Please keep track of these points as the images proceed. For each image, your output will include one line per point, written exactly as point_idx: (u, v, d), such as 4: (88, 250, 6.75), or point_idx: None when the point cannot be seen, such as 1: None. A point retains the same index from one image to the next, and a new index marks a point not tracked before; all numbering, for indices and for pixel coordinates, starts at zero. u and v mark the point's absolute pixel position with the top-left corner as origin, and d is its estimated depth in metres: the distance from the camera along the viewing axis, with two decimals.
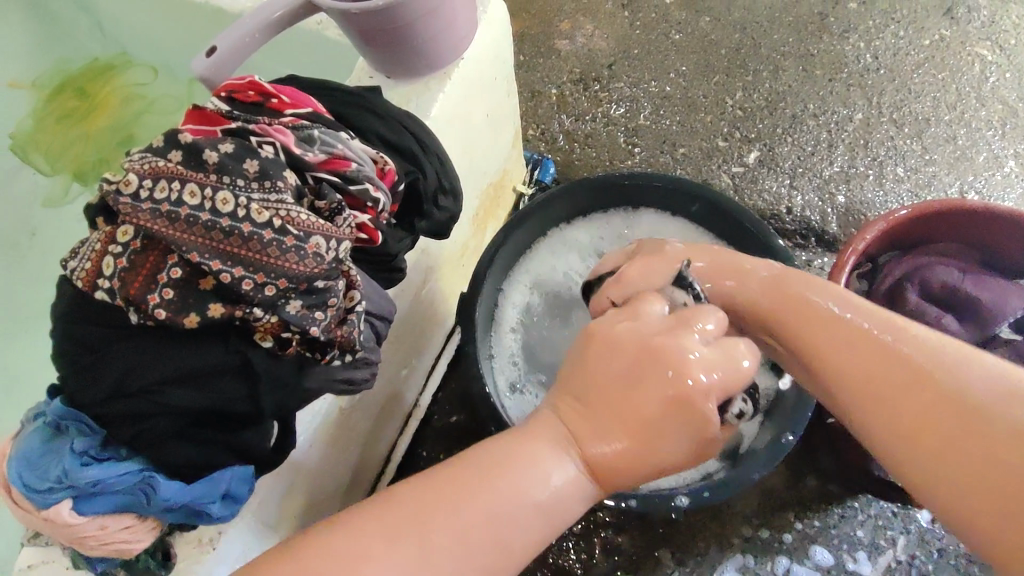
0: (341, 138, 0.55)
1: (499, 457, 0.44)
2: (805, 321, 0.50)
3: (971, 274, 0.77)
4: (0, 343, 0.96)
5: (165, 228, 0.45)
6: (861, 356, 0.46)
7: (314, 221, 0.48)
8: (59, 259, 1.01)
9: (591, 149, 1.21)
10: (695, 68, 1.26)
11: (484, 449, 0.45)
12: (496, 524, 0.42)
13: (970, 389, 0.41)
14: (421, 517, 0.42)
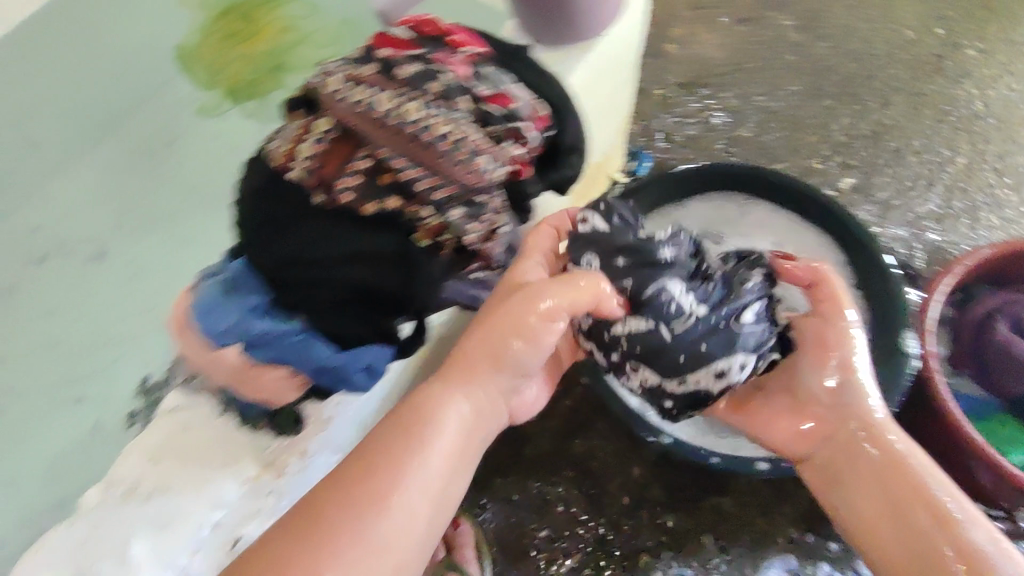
0: (506, 80, 0.59)
1: (409, 451, 0.53)
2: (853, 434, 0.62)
3: None
4: (124, 235, 1.03)
5: (361, 125, 0.51)
6: (873, 462, 0.60)
7: (483, 142, 0.53)
8: (182, 167, 1.06)
9: (688, 150, 1.24)
10: (803, 90, 1.29)
11: (384, 444, 0.53)
12: (418, 503, 0.52)
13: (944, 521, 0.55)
14: (354, 513, 0.50)
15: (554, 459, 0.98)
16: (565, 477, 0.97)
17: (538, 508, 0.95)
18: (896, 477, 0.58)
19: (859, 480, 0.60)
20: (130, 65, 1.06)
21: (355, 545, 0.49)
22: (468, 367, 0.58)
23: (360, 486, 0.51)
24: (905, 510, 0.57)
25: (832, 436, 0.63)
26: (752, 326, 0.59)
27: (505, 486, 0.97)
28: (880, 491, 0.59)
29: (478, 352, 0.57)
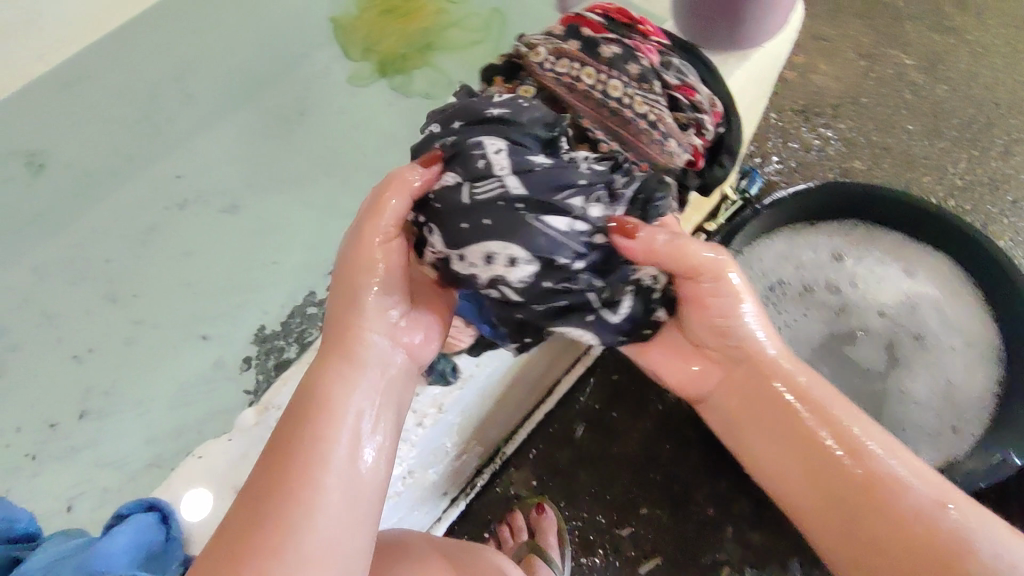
0: (691, 73, 0.61)
1: (309, 438, 0.49)
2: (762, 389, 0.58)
3: None
4: (250, 190, 1.06)
5: (565, 95, 0.54)
6: (807, 443, 0.54)
7: (674, 127, 0.55)
8: (310, 131, 1.10)
9: (799, 177, 1.23)
10: (922, 129, 1.27)
11: (288, 438, 0.49)
12: (352, 472, 0.49)
13: (906, 501, 0.49)
14: (280, 504, 0.46)
15: (642, 461, 0.97)
16: (653, 480, 0.96)
17: (622, 506, 0.95)
18: (836, 461, 0.52)
19: (824, 471, 0.52)
20: (278, 31, 1.12)
21: (289, 532, 0.45)
22: (350, 332, 0.54)
23: (275, 483, 0.47)
24: (865, 491, 0.50)
25: (745, 404, 0.58)
26: (552, 224, 0.47)
27: (591, 479, 0.97)
28: (804, 443, 0.54)
29: (358, 321, 0.54)
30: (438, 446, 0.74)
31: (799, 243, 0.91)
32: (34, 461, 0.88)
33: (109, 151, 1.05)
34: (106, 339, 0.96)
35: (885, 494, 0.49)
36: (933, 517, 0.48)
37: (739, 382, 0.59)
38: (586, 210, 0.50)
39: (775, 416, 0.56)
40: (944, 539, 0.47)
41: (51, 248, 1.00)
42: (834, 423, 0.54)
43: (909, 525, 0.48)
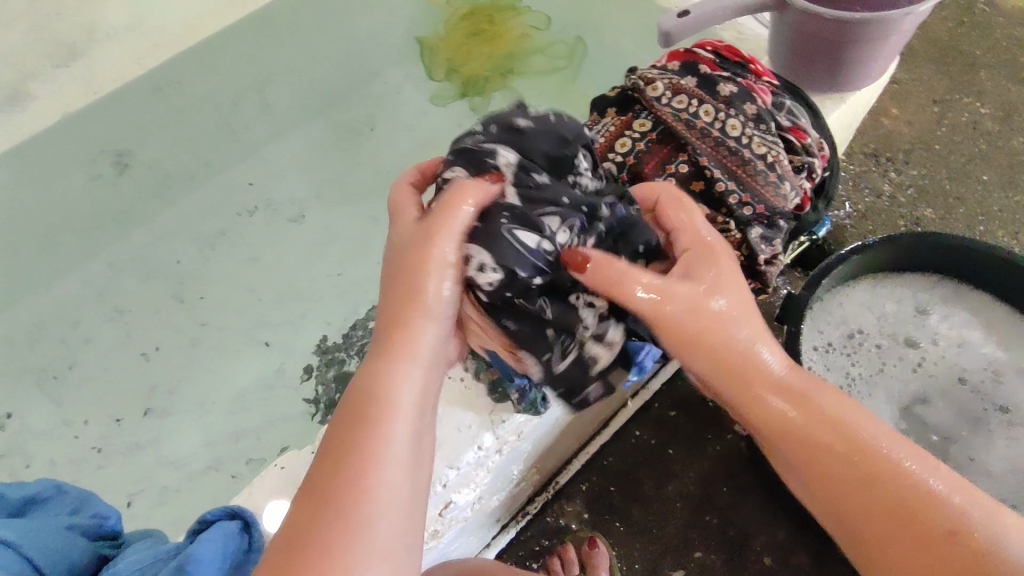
0: (800, 116, 0.61)
1: (361, 450, 0.44)
2: (758, 416, 0.50)
3: None
4: (319, 200, 1.07)
5: (683, 130, 0.54)
6: (824, 471, 0.47)
7: (790, 170, 0.54)
8: (381, 144, 1.10)
9: (868, 221, 1.21)
10: (998, 180, 1.24)
11: (334, 456, 0.44)
12: (400, 488, 0.44)
13: (955, 527, 0.43)
14: (329, 530, 0.41)
15: (698, 501, 0.94)
16: (708, 522, 0.93)
17: (675, 547, 0.92)
18: (872, 486, 0.45)
19: (847, 495, 0.46)
20: (358, 47, 1.14)
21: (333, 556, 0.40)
22: (392, 326, 0.48)
23: (320, 505, 0.43)
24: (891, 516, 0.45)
25: (768, 434, 0.49)
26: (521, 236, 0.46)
27: (644, 517, 0.94)
28: (834, 462, 0.47)
29: (407, 319, 0.48)
30: (507, 473, 0.72)
31: (881, 294, 0.84)
32: (99, 454, 0.89)
33: (187, 156, 1.07)
34: (173, 338, 0.97)
35: (930, 520, 0.43)
36: (979, 546, 0.42)
37: (742, 402, 0.50)
38: (556, 233, 0.47)
39: (788, 437, 0.49)
40: (995, 564, 0.41)
41: (127, 245, 1.03)
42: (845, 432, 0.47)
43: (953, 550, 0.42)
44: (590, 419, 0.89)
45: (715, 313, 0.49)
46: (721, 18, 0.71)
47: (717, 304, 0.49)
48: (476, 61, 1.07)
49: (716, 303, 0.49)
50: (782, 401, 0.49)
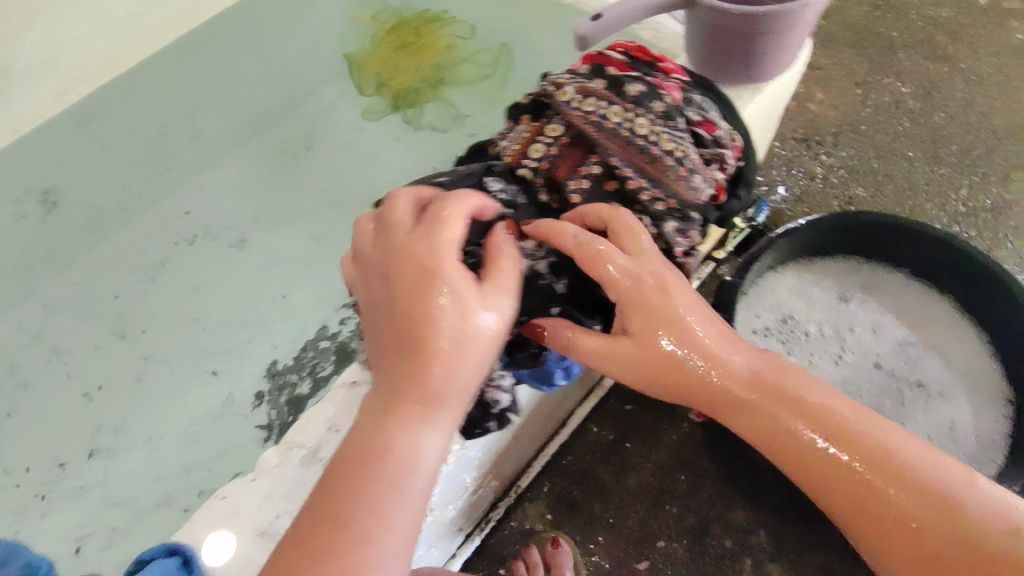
0: (711, 110, 0.62)
1: (377, 479, 0.43)
2: (776, 410, 0.50)
3: None
4: (258, 223, 1.06)
5: (594, 132, 0.55)
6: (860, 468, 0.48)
7: (699, 164, 0.55)
8: (316, 162, 1.09)
9: (803, 204, 1.25)
10: (923, 155, 1.30)
11: (328, 493, 0.44)
12: (413, 518, 0.44)
13: (984, 524, 0.45)
14: (318, 562, 0.42)
15: (657, 492, 0.96)
16: (668, 511, 0.94)
17: (637, 540, 0.93)
18: (904, 479, 0.47)
19: (850, 495, 0.48)
20: (288, 66, 1.13)
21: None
22: (406, 333, 0.46)
23: (308, 540, 0.43)
24: (894, 504, 0.47)
25: (792, 437, 0.49)
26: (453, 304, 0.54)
27: (606, 512, 0.95)
28: (863, 461, 0.48)
29: (425, 325, 0.45)
30: (460, 483, 0.72)
31: (801, 286, 0.87)
32: (45, 502, 0.86)
33: (118, 189, 1.05)
34: (115, 376, 0.95)
35: (964, 514, 0.46)
36: (1005, 540, 0.44)
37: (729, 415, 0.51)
38: None
39: (780, 443, 0.50)
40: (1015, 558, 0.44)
41: (61, 284, 1.00)
42: (828, 431, 0.49)
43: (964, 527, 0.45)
44: (545, 420, 0.90)
45: (699, 330, 0.50)
46: (633, 18, 0.72)
47: (698, 329, 0.50)
48: (405, 74, 1.08)
49: (699, 329, 0.50)
50: (811, 402, 0.49)
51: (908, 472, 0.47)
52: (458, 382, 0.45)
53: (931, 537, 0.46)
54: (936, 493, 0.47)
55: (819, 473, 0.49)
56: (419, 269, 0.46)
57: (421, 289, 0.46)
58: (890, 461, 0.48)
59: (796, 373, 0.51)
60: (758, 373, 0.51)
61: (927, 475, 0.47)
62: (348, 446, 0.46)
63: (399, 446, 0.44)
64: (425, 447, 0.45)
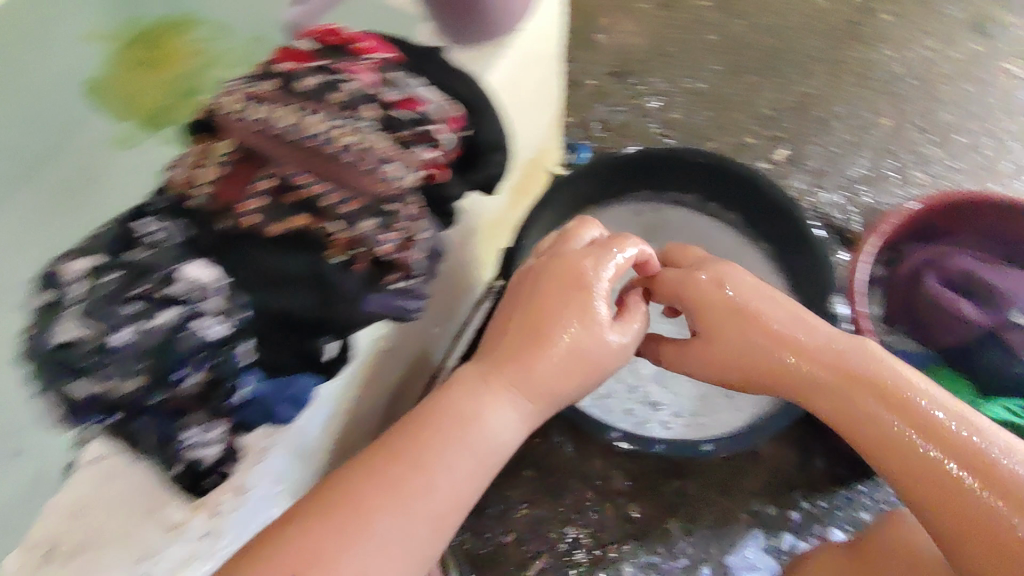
0: (415, 84, 0.59)
1: (406, 462, 0.60)
2: (835, 365, 0.63)
3: (989, 263, 0.81)
4: None
5: (263, 141, 0.52)
6: (836, 394, 0.63)
7: (392, 150, 0.53)
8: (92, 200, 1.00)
9: (622, 138, 1.25)
10: (728, 68, 1.32)
11: (402, 447, 0.61)
12: (437, 488, 0.60)
13: (978, 454, 0.56)
14: (376, 498, 0.58)
15: (513, 461, 0.96)
16: (526, 477, 0.96)
17: (501, 513, 0.94)
18: (931, 428, 0.58)
19: (862, 423, 0.61)
20: None
21: (374, 519, 0.57)
22: (504, 350, 0.66)
23: (394, 483, 0.59)
24: (887, 434, 0.60)
25: (828, 381, 0.63)
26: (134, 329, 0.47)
27: None
28: (924, 427, 0.58)
29: (549, 332, 0.64)
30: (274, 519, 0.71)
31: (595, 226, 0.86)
32: None
33: None
34: None
35: (951, 451, 0.57)
36: (989, 478, 0.55)
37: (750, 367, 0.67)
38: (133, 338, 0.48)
39: (805, 386, 0.65)
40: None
41: None
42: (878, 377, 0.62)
43: (913, 448, 0.58)
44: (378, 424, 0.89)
45: (704, 290, 0.69)
46: None
47: (703, 280, 0.70)
48: (157, 87, 0.96)
49: (705, 283, 0.69)
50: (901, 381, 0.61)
51: (904, 409, 0.59)
52: (552, 378, 0.64)
53: (863, 446, 0.61)
54: (912, 423, 0.59)
55: (843, 408, 0.62)
56: (571, 279, 0.66)
57: (570, 296, 0.65)
58: (924, 419, 0.58)
59: (863, 354, 0.63)
60: (833, 362, 0.63)
61: (913, 409, 0.59)
62: (432, 405, 0.64)
63: (483, 405, 0.63)
64: (494, 417, 0.63)
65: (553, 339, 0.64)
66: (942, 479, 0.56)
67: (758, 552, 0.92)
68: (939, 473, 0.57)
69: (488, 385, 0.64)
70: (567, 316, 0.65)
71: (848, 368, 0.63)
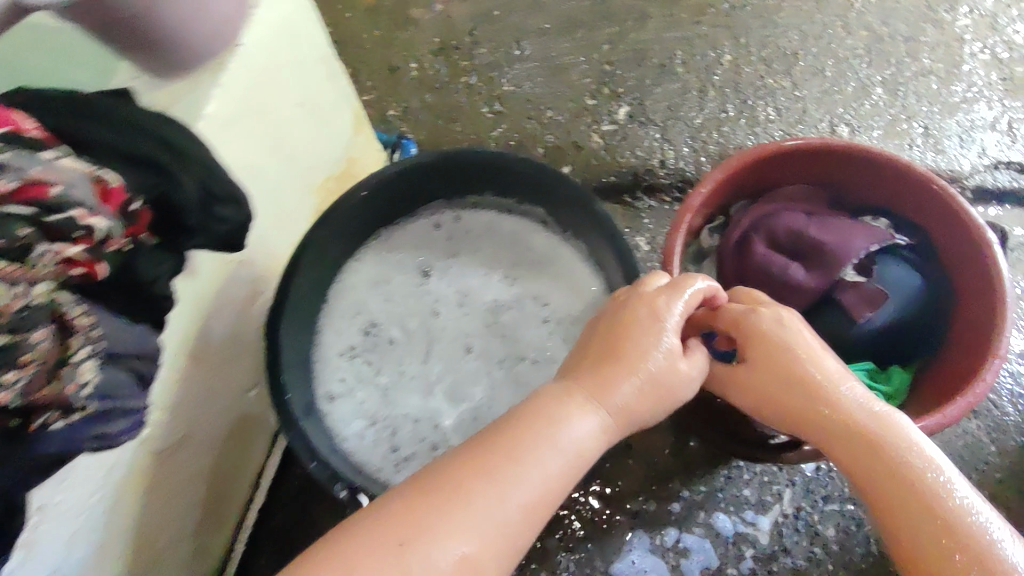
0: (40, 159, 0.44)
1: (483, 480, 0.49)
2: (870, 418, 0.54)
3: (816, 216, 0.73)
4: None
5: None
6: (853, 443, 0.54)
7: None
8: None
9: (453, 124, 1.14)
10: (559, 25, 1.21)
11: (494, 436, 0.52)
12: (504, 522, 0.49)
13: (987, 548, 0.47)
14: (467, 480, 0.49)
15: None
16: None
17: None
18: (927, 498, 0.50)
19: (858, 451, 0.53)
20: None
21: (479, 492, 0.49)
22: (608, 377, 0.56)
23: (471, 464, 0.50)
24: (873, 461, 0.52)
25: (847, 427, 0.54)
26: None
27: None
28: (928, 500, 0.49)
29: (650, 341, 0.58)
30: None
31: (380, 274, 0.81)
32: None
33: None
34: None
35: (960, 533, 0.48)
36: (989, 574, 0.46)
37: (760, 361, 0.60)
38: None
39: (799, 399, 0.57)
40: None
41: None
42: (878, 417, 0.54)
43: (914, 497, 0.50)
44: (206, 512, 0.81)
45: (759, 331, 0.60)
46: None
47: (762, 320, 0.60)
48: None
49: (763, 323, 0.60)
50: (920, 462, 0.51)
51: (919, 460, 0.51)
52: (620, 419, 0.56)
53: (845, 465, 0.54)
54: (917, 477, 0.51)
55: (835, 432, 0.55)
56: (646, 307, 0.60)
57: (650, 316, 0.59)
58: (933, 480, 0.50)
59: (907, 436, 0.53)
60: (872, 413, 0.54)
61: (927, 465, 0.51)
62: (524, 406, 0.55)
63: (573, 413, 0.54)
64: (589, 423, 0.54)
65: (624, 350, 0.57)
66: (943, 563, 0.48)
67: (644, 554, 0.87)
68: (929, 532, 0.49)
69: (619, 416, 0.56)
70: (642, 314, 0.59)
71: (880, 423, 0.53)
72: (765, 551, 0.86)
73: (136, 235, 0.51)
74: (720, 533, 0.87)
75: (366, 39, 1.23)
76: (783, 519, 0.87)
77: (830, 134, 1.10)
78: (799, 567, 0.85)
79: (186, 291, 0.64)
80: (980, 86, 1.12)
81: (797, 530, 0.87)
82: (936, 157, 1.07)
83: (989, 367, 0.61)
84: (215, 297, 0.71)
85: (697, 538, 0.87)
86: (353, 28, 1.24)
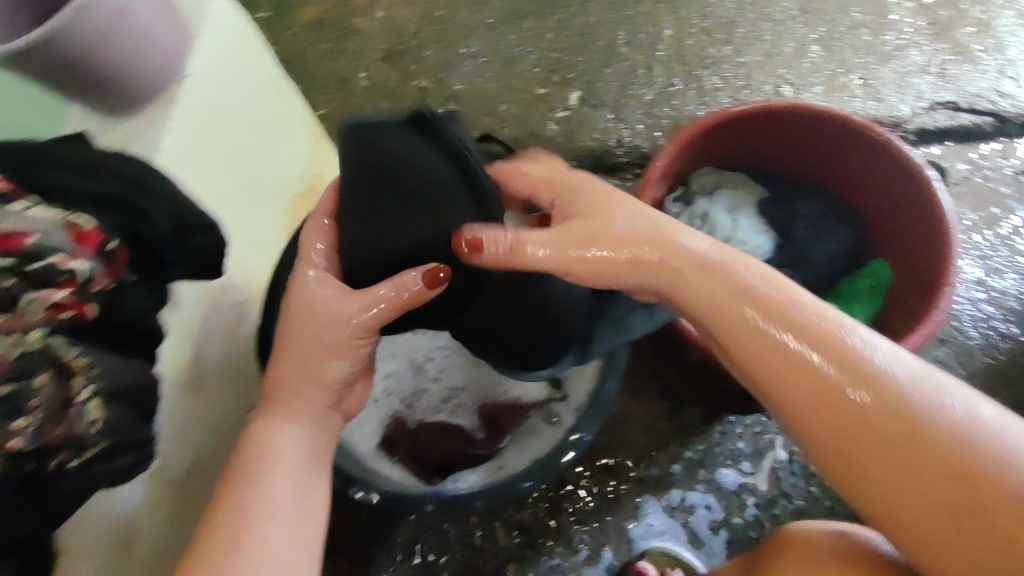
0: (12, 211, 0.46)
1: (218, 534, 0.53)
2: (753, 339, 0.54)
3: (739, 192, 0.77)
4: None
5: None
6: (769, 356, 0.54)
7: None
8: None
9: None
10: (502, 19, 1.23)
11: (228, 483, 0.57)
12: (268, 540, 0.54)
13: (944, 452, 0.47)
14: (239, 510, 0.54)
15: None
16: (408, 524, 0.89)
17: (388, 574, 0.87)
18: (865, 410, 0.50)
19: (863, 416, 0.50)
20: None
21: (248, 518, 0.54)
22: (273, 401, 0.62)
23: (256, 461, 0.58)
24: (890, 425, 0.49)
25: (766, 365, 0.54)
26: None
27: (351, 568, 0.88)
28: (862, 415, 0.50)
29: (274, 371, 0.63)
30: None
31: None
32: None
33: None
34: None
35: (915, 443, 0.48)
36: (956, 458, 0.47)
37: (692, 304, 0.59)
38: None
39: (792, 384, 0.53)
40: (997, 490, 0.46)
41: None
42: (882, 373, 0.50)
43: (943, 465, 0.47)
44: None
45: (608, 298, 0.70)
46: None
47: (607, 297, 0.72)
48: None
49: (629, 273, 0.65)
50: (859, 369, 0.50)
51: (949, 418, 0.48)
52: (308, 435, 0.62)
53: (825, 435, 0.51)
54: (879, 412, 0.49)
55: (806, 388, 0.52)
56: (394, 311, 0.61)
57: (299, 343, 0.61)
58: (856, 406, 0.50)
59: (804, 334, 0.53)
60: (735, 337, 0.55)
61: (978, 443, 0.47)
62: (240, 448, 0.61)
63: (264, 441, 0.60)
64: (289, 436, 0.61)
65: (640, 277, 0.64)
66: (889, 463, 0.49)
67: (653, 517, 0.88)
68: (956, 491, 0.47)
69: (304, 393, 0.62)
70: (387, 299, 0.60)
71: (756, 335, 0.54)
72: (767, 497, 0.88)
73: (119, 274, 0.52)
74: (722, 487, 0.89)
75: (312, 55, 1.23)
76: (779, 465, 0.90)
77: (776, 95, 1.14)
78: (800, 508, 0.88)
79: (174, 321, 0.65)
80: (908, 33, 1.17)
81: (794, 472, 0.89)
82: (878, 104, 1.12)
83: (942, 299, 0.65)
84: (204, 323, 0.72)
85: (700, 495, 0.89)
86: (298, 44, 1.24)
